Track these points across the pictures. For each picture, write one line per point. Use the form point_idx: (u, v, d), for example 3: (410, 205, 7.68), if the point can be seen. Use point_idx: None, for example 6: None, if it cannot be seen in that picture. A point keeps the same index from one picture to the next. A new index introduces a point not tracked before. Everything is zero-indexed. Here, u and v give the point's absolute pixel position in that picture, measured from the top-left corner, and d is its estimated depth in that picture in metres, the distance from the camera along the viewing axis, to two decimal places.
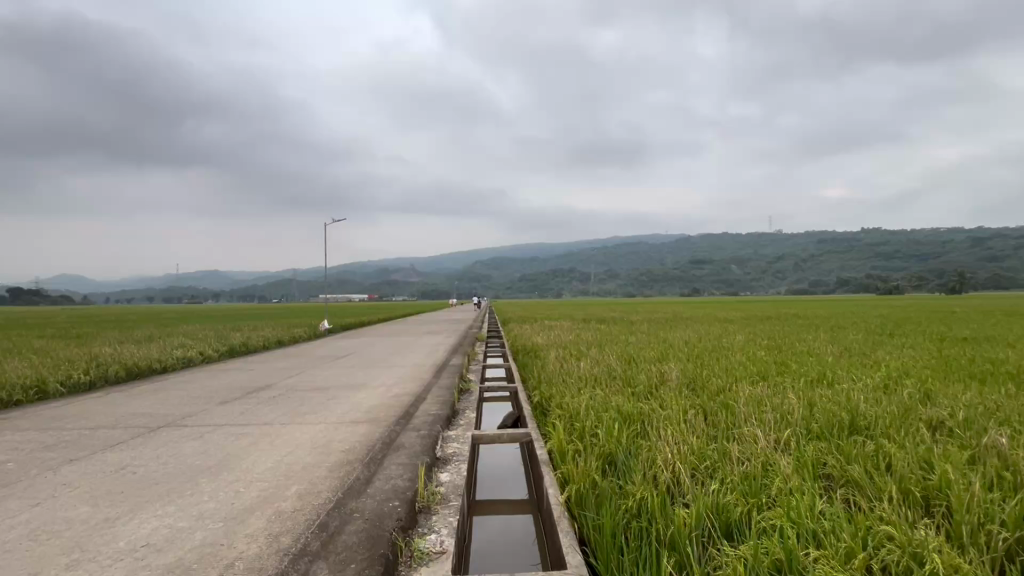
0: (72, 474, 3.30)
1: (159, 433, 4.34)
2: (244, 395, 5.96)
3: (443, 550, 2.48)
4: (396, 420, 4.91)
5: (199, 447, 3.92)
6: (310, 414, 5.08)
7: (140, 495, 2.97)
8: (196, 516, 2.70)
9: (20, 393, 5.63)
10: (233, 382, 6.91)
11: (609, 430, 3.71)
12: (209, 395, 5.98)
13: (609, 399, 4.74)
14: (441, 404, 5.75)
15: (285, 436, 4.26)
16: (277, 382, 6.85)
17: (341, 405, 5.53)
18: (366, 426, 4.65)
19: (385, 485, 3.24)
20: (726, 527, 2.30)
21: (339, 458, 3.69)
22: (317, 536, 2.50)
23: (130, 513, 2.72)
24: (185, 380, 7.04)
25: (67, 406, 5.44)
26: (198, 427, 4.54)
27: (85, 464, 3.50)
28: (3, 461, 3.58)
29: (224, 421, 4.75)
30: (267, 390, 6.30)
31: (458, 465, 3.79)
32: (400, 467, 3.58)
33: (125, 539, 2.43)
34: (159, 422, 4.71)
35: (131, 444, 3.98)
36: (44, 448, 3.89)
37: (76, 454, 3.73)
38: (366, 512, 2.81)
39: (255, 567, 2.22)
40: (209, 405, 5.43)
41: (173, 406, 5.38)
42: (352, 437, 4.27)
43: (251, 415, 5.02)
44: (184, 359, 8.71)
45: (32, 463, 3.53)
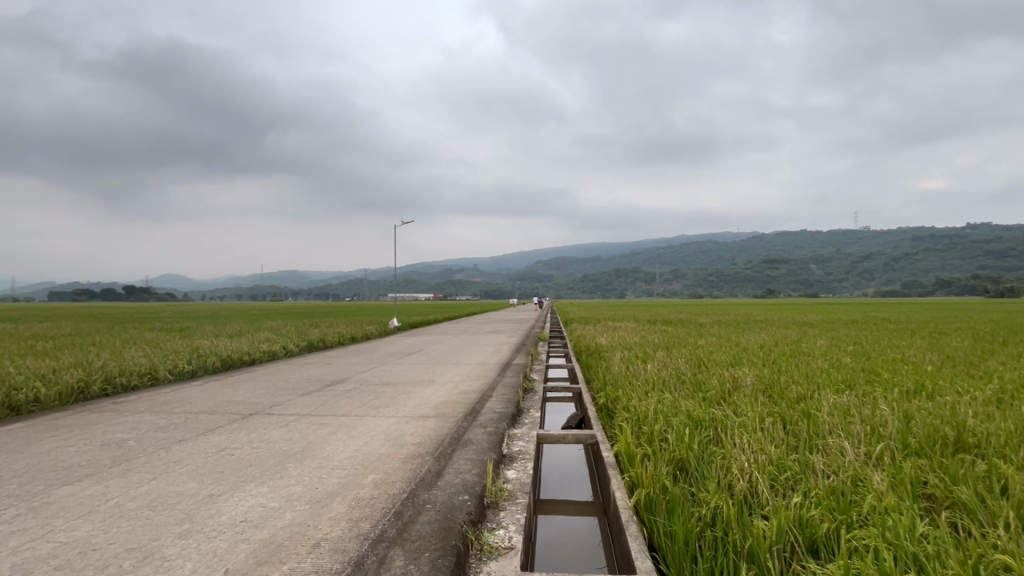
0: (180, 454, 3.67)
1: (251, 420, 4.73)
2: (323, 388, 6.36)
3: (511, 545, 2.52)
4: (464, 416, 5.04)
5: (285, 435, 4.23)
6: (382, 407, 5.33)
7: (237, 476, 3.26)
8: (286, 498, 2.92)
9: (137, 379, 6.35)
10: (313, 375, 7.39)
11: (679, 434, 3.60)
12: (293, 386, 6.43)
13: (678, 403, 4.59)
14: (507, 402, 5.83)
15: (361, 427, 4.50)
16: (352, 377, 7.24)
17: (411, 400, 5.74)
18: (435, 421, 4.81)
19: (455, 478, 3.34)
20: (811, 543, 2.17)
21: (411, 451, 3.84)
22: (393, 524, 2.63)
23: (231, 491, 3.00)
24: (271, 372, 7.61)
25: (174, 391, 6.05)
26: (283, 416, 4.89)
27: (189, 445, 3.88)
28: (125, 439, 4.05)
29: (306, 411, 5.10)
30: (343, 384, 6.69)
31: (524, 464, 3.83)
32: (468, 462, 3.67)
33: (226, 514, 2.68)
34: (251, 409, 5.14)
35: (228, 429, 4.38)
36: (157, 428, 4.37)
37: (184, 435, 4.16)
38: (437, 504, 2.92)
39: (339, 549, 2.36)
40: (293, 395, 5.86)
41: (262, 396, 5.84)
42: (422, 431, 4.43)
43: (330, 406, 5.35)
44: (271, 352, 9.44)
45: (147, 442, 3.98)
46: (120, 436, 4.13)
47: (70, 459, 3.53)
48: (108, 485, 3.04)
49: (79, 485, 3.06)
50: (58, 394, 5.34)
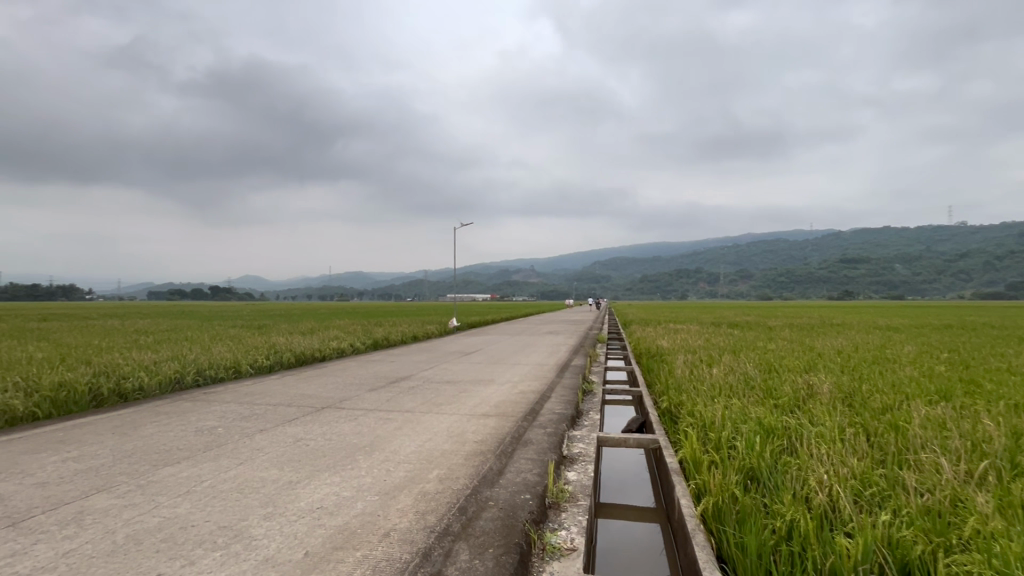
0: (262, 442, 3.95)
1: (323, 412, 5.02)
2: (388, 384, 6.63)
3: (573, 547, 2.51)
4: (524, 416, 5.09)
5: (354, 428, 4.45)
6: (444, 405, 5.48)
7: (312, 465, 3.46)
8: (357, 488, 3.08)
9: (223, 372, 6.91)
10: (379, 371, 7.72)
11: (750, 442, 3.43)
12: (361, 382, 6.75)
13: (747, 410, 4.38)
14: (566, 403, 5.82)
15: (425, 423, 4.65)
16: (415, 374, 7.49)
17: (471, 398, 5.85)
18: (496, 420, 4.88)
19: (516, 477, 3.38)
20: (903, 564, 2.00)
21: (473, 448, 3.92)
22: (458, 518, 2.70)
23: (308, 479, 3.20)
24: (341, 368, 8.03)
25: (256, 384, 6.52)
26: (352, 410, 5.15)
27: (270, 434, 4.17)
28: (215, 426, 4.43)
29: (373, 406, 5.34)
30: (407, 381, 6.93)
31: (584, 466, 3.80)
32: (529, 462, 3.70)
33: (304, 500, 2.86)
34: (323, 403, 5.45)
35: (303, 420, 4.67)
36: (242, 417, 4.73)
37: (265, 425, 4.48)
38: (500, 502, 2.96)
39: (408, 539, 2.46)
40: (361, 391, 6.15)
41: (332, 390, 6.17)
42: (483, 429, 4.51)
43: (395, 402, 5.57)
44: (340, 349, 9.95)
45: (234, 430, 4.32)
46: (211, 424, 4.51)
47: (169, 443, 3.90)
48: (202, 468, 3.34)
49: (178, 466, 3.37)
50: (158, 383, 5.92)
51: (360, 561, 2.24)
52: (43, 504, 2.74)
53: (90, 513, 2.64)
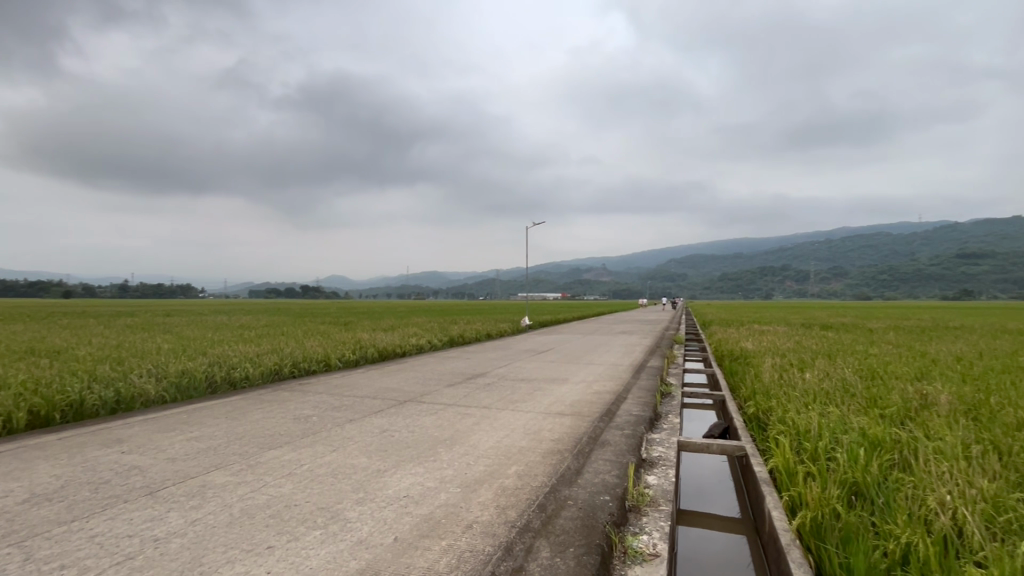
0: (351, 432, 4.21)
1: (406, 405, 5.26)
2: (465, 380, 6.83)
3: (656, 552, 2.43)
4: (600, 416, 5.02)
5: (435, 421, 4.62)
6: (520, 402, 5.53)
7: (398, 455, 3.64)
8: (440, 479, 3.20)
9: (315, 365, 7.45)
10: (455, 367, 7.97)
11: (853, 454, 3.15)
12: (439, 378, 6.99)
13: (848, 419, 4.02)
14: (643, 405, 5.66)
15: (501, 420, 4.73)
16: (490, 372, 7.63)
17: (546, 397, 5.87)
18: (571, 419, 4.85)
19: (595, 478, 3.34)
20: None
21: (550, 447, 3.93)
22: (538, 515, 2.72)
23: (394, 468, 3.37)
24: (420, 364, 8.37)
25: (344, 377, 6.97)
26: (432, 404, 5.34)
27: (358, 425, 4.43)
28: (310, 415, 4.79)
29: (451, 401, 5.53)
30: (482, 378, 7.09)
31: (665, 469, 3.67)
32: (607, 463, 3.64)
33: (392, 488, 3.01)
34: (405, 396, 5.72)
35: (388, 413, 4.93)
36: (334, 408, 5.08)
37: (354, 415, 4.78)
38: (579, 501, 2.95)
39: (490, 532, 2.51)
40: (440, 386, 6.39)
41: (413, 384, 6.46)
42: (559, 428, 4.51)
43: (472, 398, 5.71)
44: (418, 345, 10.37)
45: (326, 419, 4.64)
46: (308, 412, 4.90)
47: (272, 429, 4.27)
48: (301, 452, 3.63)
49: (280, 450, 3.68)
50: (261, 373, 6.51)
51: (445, 550, 2.32)
52: (172, 477, 3.10)
53: (210, 487, 2.95)
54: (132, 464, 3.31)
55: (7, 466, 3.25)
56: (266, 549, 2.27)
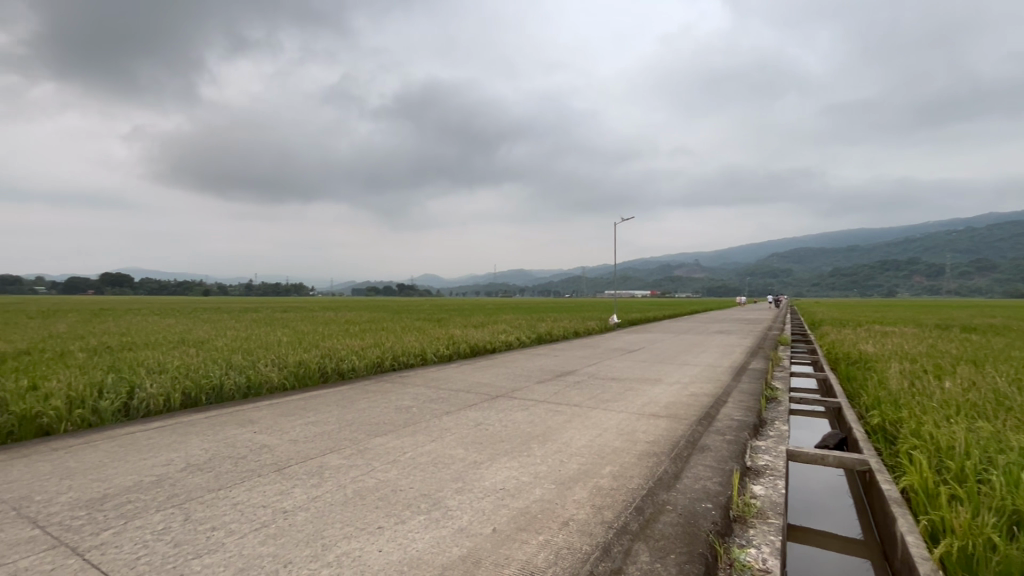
0: (448, 423, 4.40)
1: (498, 400, 5.39)
2: (555, 377, 6.85)
3: (767, 568, 2.26)
4: (698, 419, 4.77)
5: (527, 417, 4.69)
6: (612, 402, 5.44)
7: (493, 448, 3.74)
8: (535, 474, 3.23)
9: (413, 359, 7.89)
10: (545, 365, 8.02)
11: (1012, 478, 2.70)
12: (528, 374, 7.09)
13: (1004, 437, 3.45)
14: (746, 410, 5.29)
15: (594, 418, 4.68)
16: (579, 369, 7.58)
17: (639, 397, 5.71)
18: (667, 421, 4.67)
19: (695, 484, 3.18)
20: None
21: (645, 449, 3.82)
22: (635, 518, 2.65)
23: (490, 460, 3.47)
24: (510, 360, 8.53)
25: (440, 371, 7.31)
26: (523, 400, 5.42)
27: (454, 417, 4.62)
28: (411, 405, 5.08)
29: (543, 397, 5.57)
30: (572, 375, 7.07)
31: (773, 479, 3.39)
32: (708, 469, 3.45)
33: (489, 480, 3.10)
34: (498, 391, 5.86)
35: (482, 406, 5.08)
36: (432, 400, 5.34)
37: (451, 408, 5.00)
38: (678, 507, 2.83)
39: (587, 531, 2.49)
40: (530, 382, 6.46)
41: (504, 380, 6.60)
42: (653, 429, 4.36)
43: (563, 395, 5.71)
44: (507, 342, 10.59)
45: (425, 410, 4.89)
46: (409, 403, 5.20)
47: (377, 417, 4.59)
48: (405, 441, 3.85)
49: (385, 438, 3.94)
50: (366, 365, 7.04)
51: (543, 545, 2.35)
52: (295, 456, 3.45)
53: (327, 468, 3.24)
54: (264, 443, 3.72)
55: (168, 438, 3.82)
56: (377, 529, 2.44)
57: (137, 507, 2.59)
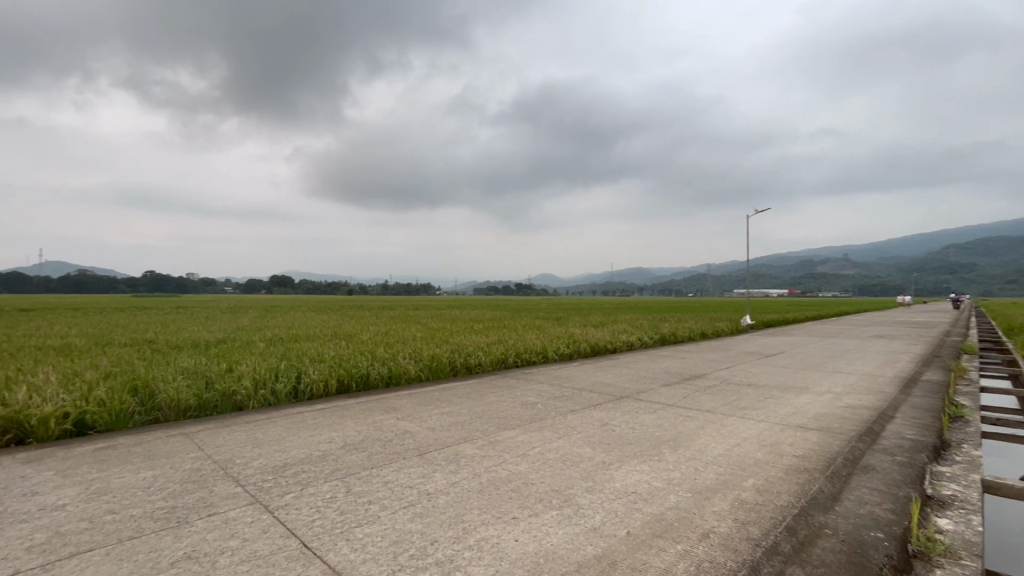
0: (575, 422, 4.39)
1: (623, 402, 5.25)
2: (683, 381, 6.48)
3: None
4: (858, 436, 4.17)
5: (656, 420, 4.50)
6: (751, 410, 5.00)
7: (621, 450, 3.66)
8: (668, 480, 3.09)
9: (534, 358, 8.03)
10: (671, 367, 7.64)
11: None
12: (654, 376, 6.82)
13: None
14: (922, 429, 4.50)
15: (730, 426, 4.34)
16: (710, 374, 7.09)
17: (782, 406, 5.18)
18: (819, 435, 4.16)
19: (859, 509, 2.79)
20: None
21: (794, 463, 3.44)
22: (787, 539, 2.39)
23: (620, 462, 3.39)
24: (633, 361, 8.27)
25: (562, 369, 7.36)
26: (651, 403, 5.22)
27: (580, 416, 4.60)
28: (536, 402, 5.17)
29: (671, 401, 5.32)
30: (702, 379, 6.63)
31: (966, 513, 2.83)
32: (876, 494, 3.00)
33: (619, 482, 3.04)
34: (623, 392, 5.72)
35: (608, 407, 4.99)
36: (556, 397, 5.39)
37: (576, 406, 4.99)
38: (840, 532, 2.50)
39: (730, 546, 2.32)
40: (656, 384, 6.20)
41: (629, 381, 6.41)
42: (803, 443, 3.91)
43: (693, 399, 5.39)
44: (629, 342, 10.30)
45: (550, 407, 4.95)
46: (534, 399, 5.30)
47: (505, 411, 4.75)
48: (533, 436, 3.93)
49: (513, 432, 4.06)
50: (491, 361, 7.33)
51: (681, 555, 2.23)
52: (434, 443, 3.71)
53: (463, 457, 3.43)
54: (407, 429, 4.06)
55: (330, 419, 4.35)
56: (512, 519, 2.52)
57: (310, 477, 2.99)
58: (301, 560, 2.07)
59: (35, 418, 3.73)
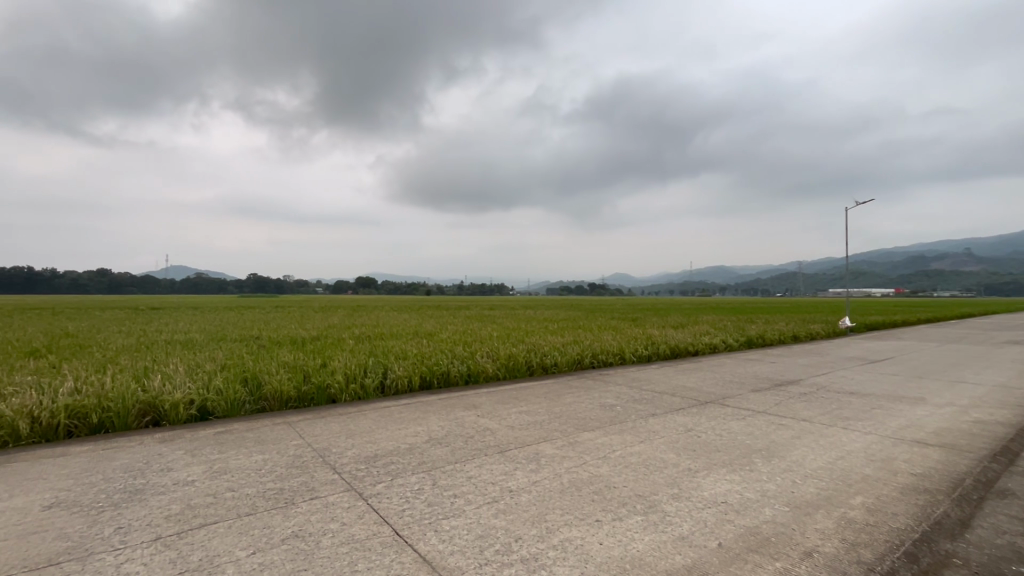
0: (657, 426, 4.24)
1: (708, 407, 5.00)
2: (775, 387, 6.05)
3: None
4: (990, 455, 3.66)
5: (746, 428, 4.24)
6: (855, 420, 4.55)
7: (708, 457, 3.49)
8: (762, 492, 2.90)
9: (611, 359, 7.88)
10: (760, 371, 7.16)
11: None
12: (741, 381, 6.43)
13: None
14: None
15: (832, 438, 3.99)
16: (805, 380, 6.56)
17: (893, 418, 4.67)
18: (940, 452, 3.70)
19: (996, 538, 2.44)
20: None
21: (911, 482, 3.09)
22: (906, 566, 2.15)
23: (707, 470, 3.23)
24: (717, 364, 7.86)
25: (640, 371, 7.16)
26: (739, 409, 4.92)
27: (662, 420, 4.44)
28: (615, 404, 5.07)
29: (762, 408, 4.98)
30: (797, 385, 6.15)
31: None
32: (1017, 523, 2.61)
33: (708, 491, 2.90)
34: (708, 397, 5.44)
35: (692, 411, 4.78)
36: (636, 400, 5.25)
37: (657, 410, 4.82)
38: (973, 564, 2.21)
39: (838, 568, 2.13)
40: (744, 390, 5.85)
41: (714, 386, 6.10)
42: (921, 460, 3.50)
43: (787, 407, 5.01)
44: (712, 344, 9.80)
45: (629, 410, 4.83)
46: (612, 401, 5.20)
47: (584, 412, 4.70)
48: (614, 439, 3.85)
49: (592, 434, 4.00)
50: (567, 361, 7.30)
51: (781, 573, 2.08)
52: (514, 442, 3.75)
53: (543, 456, 3.44)
54: (487, 426, 4.15)
55: (414, 414, 4.55)
56: (596, 522, 2.48)
57: (399, 468, 3.14)
58: (394, 547, 2.18)
59: (168, 404, 4.25)
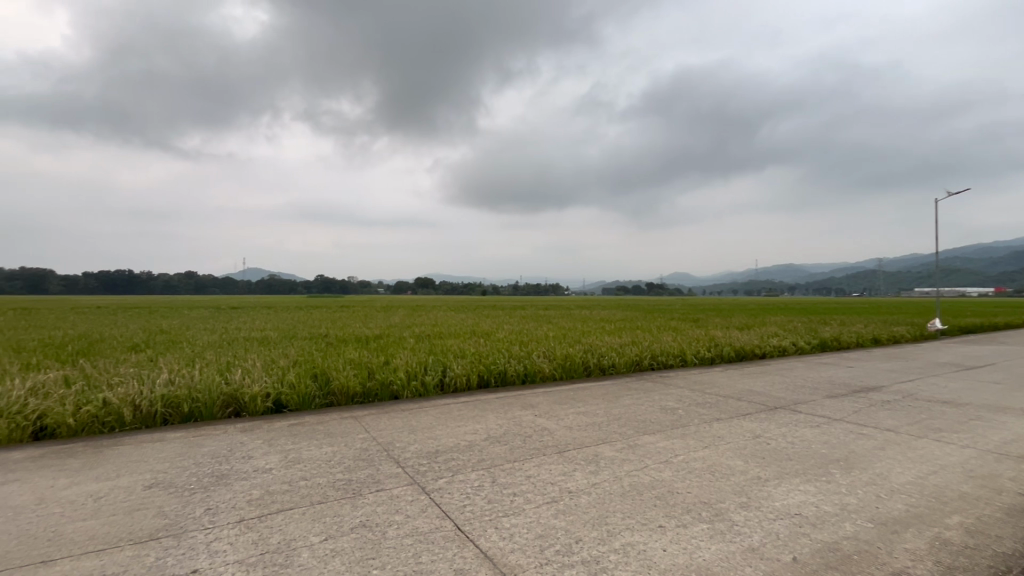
0: (722, 431, 4.07)
1: (778, 412, 4.73)
2: (853, 393, 5.63)
3: None
4: None
5: (821, 436, 3.97)
6: (949, 432, 4.15)
7: (779, 466, 3.29)
8: (841, 505, 2.70)
9: (672, 361, 7.63)
10: (836, 376, 6.69)
11: None
12: (814, 386, 6.04)
13: None
14: None
15: (921, 450, 3.65)
16: (888, 386, 6.06)
17: (993, 430, 4.22)
18: None
19: None
20: None
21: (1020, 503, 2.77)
22: None
23: (778, 479, 3.06)
24: (787, 368, 7.42)
25: (703, 373, 6.89)
26: (813, 416, 4.62)
27: (727, 425, 4.25)
28: (677, 407, 4.90)
29: (839, 415, 4.65)
30: (878, 392, 5.69)
31: None
32: None
33: (780, 501, 2.74)
34: (777, 402, 5.15)
35: (760, 417, 4.54)
36: (698, 403, 5.05)
37: (722, 414, 4.62)
38: None
39: None
40: (818, 396, 5.48)
41: (783, 390, 5.77)
42: None
43: (868, 415, 4.65)
44: (781, 347, 9.26)
45: (692, 413, 4.66)
46: (673, 404, 5.04)
47: (643, 415, 4.59)
48: (676, 443, 3.73)
49: (653, 437, 3.89)
50: (624, 362, 7.15)
51: None
52: (573, 442, 3.71)
53: (602, 458, 3.39)
54: (544, 426, 4.14)
55: (472, 412, 4.62)
56: (659, 527, 2.41)
57: (458, 464, 3.20)
58: (456, 542, 2.23)
59: (248, 396, 4.58)
